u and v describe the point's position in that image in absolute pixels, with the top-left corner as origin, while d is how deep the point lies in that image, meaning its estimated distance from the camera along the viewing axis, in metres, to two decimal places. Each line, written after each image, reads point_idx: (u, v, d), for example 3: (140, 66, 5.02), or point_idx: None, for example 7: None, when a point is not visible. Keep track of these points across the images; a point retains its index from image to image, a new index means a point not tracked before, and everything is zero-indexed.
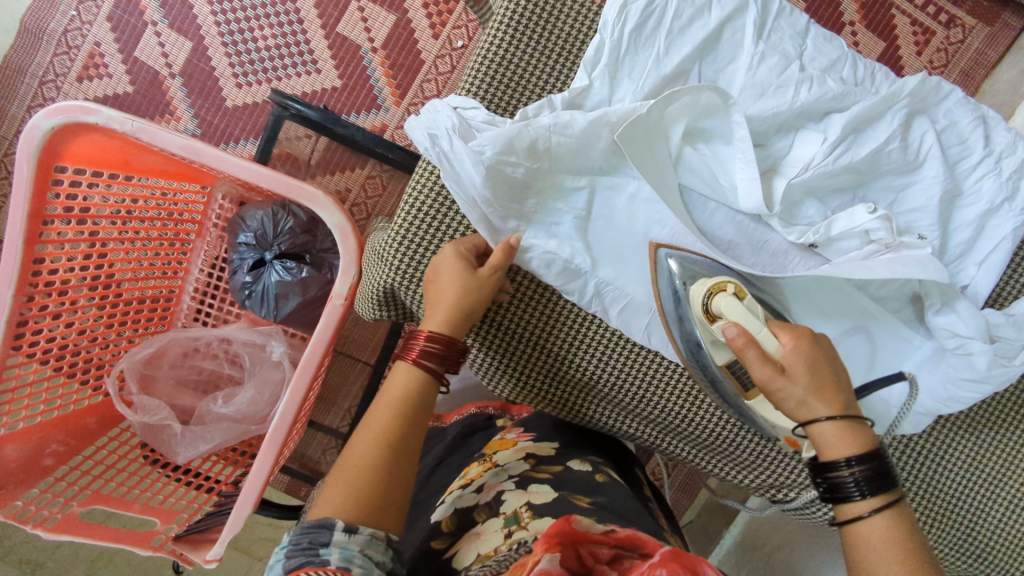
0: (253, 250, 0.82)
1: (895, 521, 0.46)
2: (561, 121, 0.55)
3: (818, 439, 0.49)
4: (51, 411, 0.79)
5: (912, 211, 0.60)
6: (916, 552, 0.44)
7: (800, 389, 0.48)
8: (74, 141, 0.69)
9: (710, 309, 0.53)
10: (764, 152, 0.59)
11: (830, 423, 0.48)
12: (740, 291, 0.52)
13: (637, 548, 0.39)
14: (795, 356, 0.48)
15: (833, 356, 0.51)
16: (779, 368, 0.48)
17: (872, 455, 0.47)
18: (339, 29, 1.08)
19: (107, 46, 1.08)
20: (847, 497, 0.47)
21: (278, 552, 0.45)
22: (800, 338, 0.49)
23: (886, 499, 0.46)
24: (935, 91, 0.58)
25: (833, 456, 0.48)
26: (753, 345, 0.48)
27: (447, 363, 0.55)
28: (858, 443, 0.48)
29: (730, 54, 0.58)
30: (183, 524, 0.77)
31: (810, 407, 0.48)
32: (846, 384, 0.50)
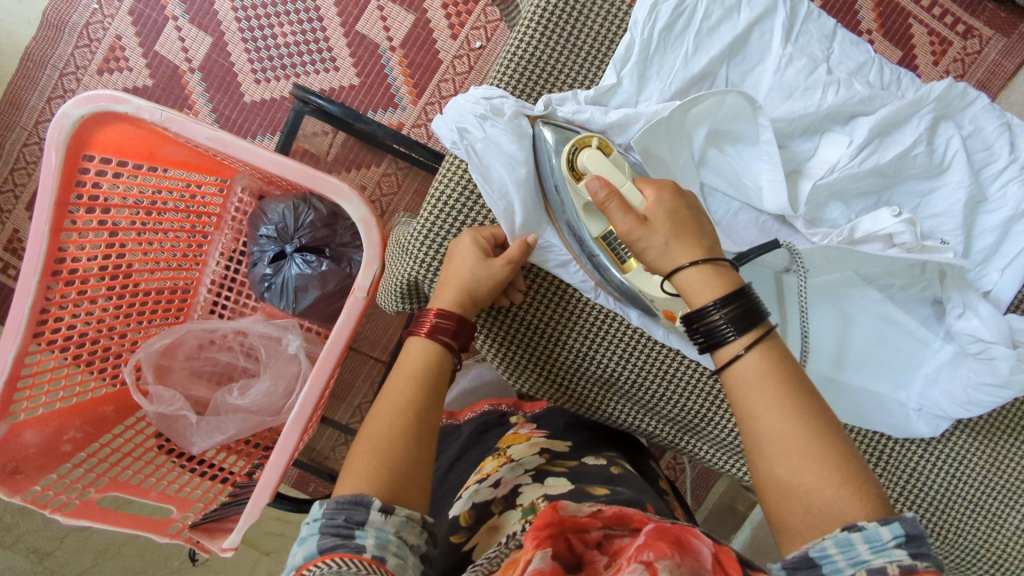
0: (274, 243, 0.83)
1: (766, 358, 0.46)
2: (581, 116, 0.57)
3: (685, 287, 0.48)
4: (70, 398, 0.80)
5: (936, 216, 0.60)
6: (789, 383, 0.46)
7: (662, 237, 0.48)
8: (101, 130, 0.70)
9: (576, 169, 0.55)
10: (788, 154, 0.59)
11: (694, 270, 0.47)
12: (604, 147, 0.55)
13: (626, 526, 0.39)
14: (655, 206, 0.49)
15: (697, 206, 0.51)
16: (639, 218, 0.48)
17: (737, 295, 0.46)
18: (359, 27, 1.08)
19: (128, 40, 1.09)
20: (722, 341, 0.47)
21: (309, 525, 0.44)
22: (661, 190, 0.50)
23: (754, 336, 0.46)
24: (961, 97, 0.58)
25: (700, 303, 0.47)
26: (614, 196, 0.49)
27: (461, 339, 0.56)
28: (725, 285, 0.47)
29: (758, 56, 0.58)
30: (199, 512, 0.78)
31: (672, 254, 0.48)
32: (709, 231, 0.50)
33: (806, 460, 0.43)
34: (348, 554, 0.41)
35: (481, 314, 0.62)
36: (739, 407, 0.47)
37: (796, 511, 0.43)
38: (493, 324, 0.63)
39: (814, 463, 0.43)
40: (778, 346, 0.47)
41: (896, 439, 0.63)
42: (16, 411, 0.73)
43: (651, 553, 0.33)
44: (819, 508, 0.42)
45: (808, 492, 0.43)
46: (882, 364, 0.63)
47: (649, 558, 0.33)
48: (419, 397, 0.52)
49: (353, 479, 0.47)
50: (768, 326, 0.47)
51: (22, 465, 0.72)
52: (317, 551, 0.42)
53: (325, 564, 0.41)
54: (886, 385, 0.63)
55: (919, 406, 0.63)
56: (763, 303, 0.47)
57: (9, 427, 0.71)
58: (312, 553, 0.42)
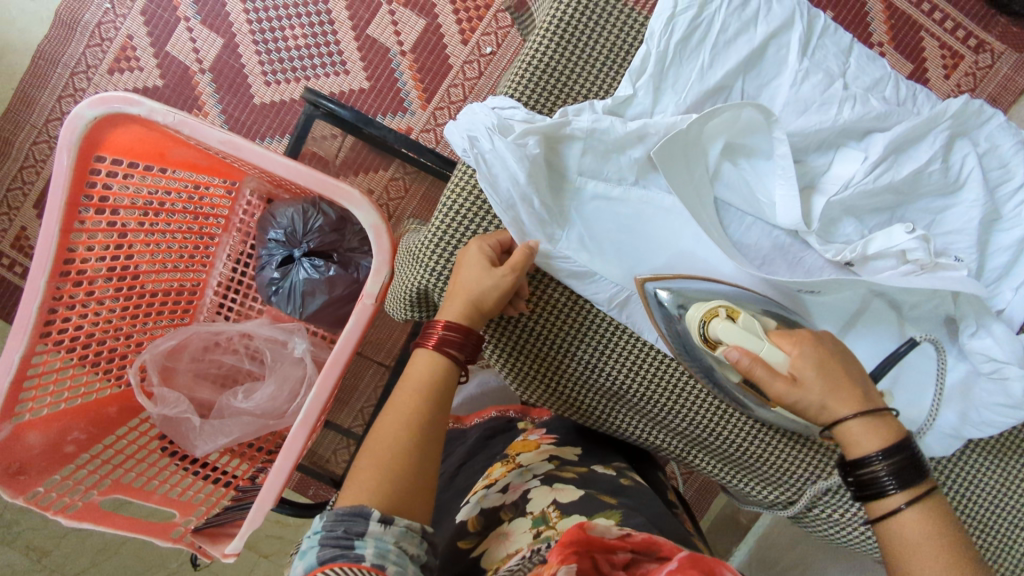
0: (283, 247, 0.83)
1: (928, 515, 0.47)
2: (600, 126, 0.56)
3: (846, 440, 0.50)
4: (74, 399, 0.80)
5: (950, 233, 0.59)
6: (951, 540, 0.46)
7: (817, 395, 0.49)
8: (114, 131, 0.69)
9: (708, 339, 0.53)
10: (802, 169, 0.59)
11: (857, 423, 0.49)
12: (731, 312, 0.52)
13: (654, 552, 0.39)
14: (802, 362, 0.49)
15: (843, 354, 0.52)
16: (789, 379, 0.49)
17: (899, 449, 0.48)
18: (370, 31, 1.09)
19: (140, 40, 1.09)
20: (881, 493, 0.48)
21: (310, 537, 0.44)
22: (804, 344, 0.50)
23: (918, 491, 0.47)
24: (977, 115, 0.58)
25: (861, 454, 0.49)
26: (759, 361, 0.49)
27: (467, 350, 0.55)
28: (885, 437, 0.49)
29: (774, 70, 0.58)
30: (202, 516, 0.78)
31: (830, 410, 0.50)
32: (862, 379, 0.51)
33: None
34: (347, 564, 0.41)
35: (488, 323, 0.62)
36: (894, 558, 0.47)
37: None
38: (500, 334, 0.63)
39: None
40: (941, 502, 0.48)
41: None
42: (22, 411, 0.73)
43: None
44: None
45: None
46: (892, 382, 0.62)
47: None
48: (423, 404, 0.52)
49: (356, 489, 0.46)
50: (931, 484, 0.47)
51: (26, 465, 0.72)
52: (317, 562, 0.42)
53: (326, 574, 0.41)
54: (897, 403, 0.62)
55: (931, 425, 0.61)
56: (926, 459, 0.48)
57: (14, 427, 0.71)
58: (312, 564, 0.42)
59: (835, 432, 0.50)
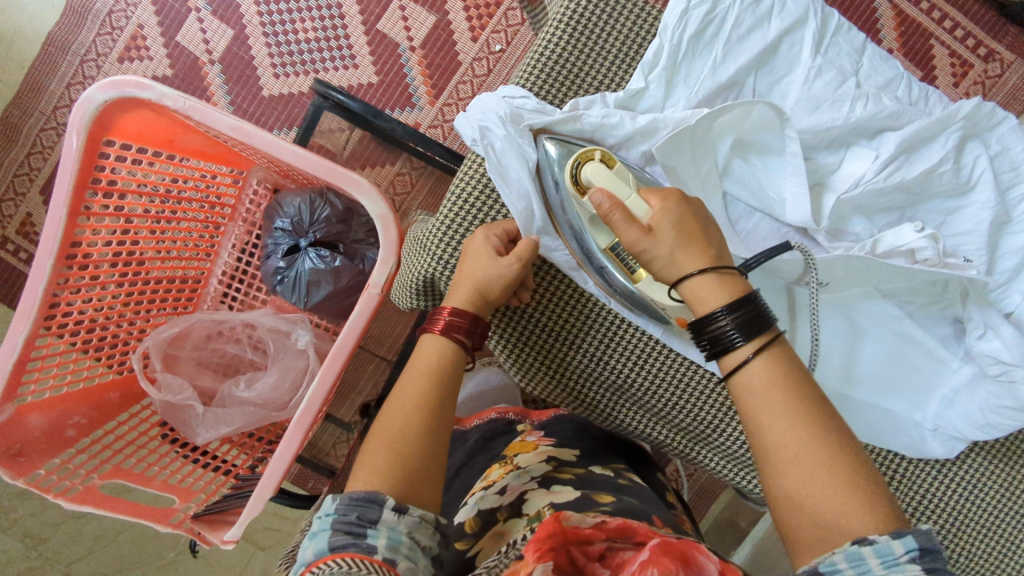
0: (289, 236, 0.83)
1: (771, 365, 0.45)
2: (609, 121, 0.56)
3: (692, 297, 0.48)
4: (77, 382, 0.80)
5: (960, 235, 0.59)
6: (793, 390, 0.44)
7: (667, 246, 0.48)
8: (124, 115, 0.70)
9: (581, 184, 0.55)
10: (812, 166, 0.59)
11: (703, 277, 0.47)
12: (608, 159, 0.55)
13: (630, 539, 0.38)
14: (661, 215, 0.49)
15: (703, 215, 0.51)
16: (644, 229, 0.49)
17: (743, 302, 0.46)
18: (379, 25, 1.09)
19: (150, 29, 1.09)
20: (729, 347, 0.46)
21: (321, 519, 0.43)
22: (665, 200, 0.50)
23: (761, 342, 0.46)
24: (989, 117, 0.57)
25: (707, 311, 0.47)
26: (618, 207, 0.49)
27: (475, 336, 0.55)
28: (731, 293, 0.47)
29: (786, 67, 0.58)
30: (200, 503, 0.78)
31: (678, 264, 0.48)
32: (716, 238, 0.50)
33: (816, 465, 0.42)
34: (359, 555, 0.40)
35: (495, 314, 0.61)
36: (745, 415, 0.46)
37: (807, 520, 0.41)
38: (506, 325, 0.62)
39: (823, 471, 0.41)
40: (788, 356, 0.46)
41: (910, 460, 0.62)
42: (24, 394, 0.72)
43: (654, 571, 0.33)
44: (829, 519, 0.40)
45: (814, 496, 0.41)
46: (898, 384, 0.62)
47: None
48: (431, 389, 0.51)
49: (364, 475, 0.46)
50: (775, 334, 0.46)
51: (25, 448, 0.71)
52: (329, 548, 0.41)
53: (337, 563, 0.40)
54: (903, 404, 0.62)
55: (934, 426, 0.62)
56: (771, 311, 0.47)
57: (15, 409, 0.70)
58: (322, 551, 0.41)
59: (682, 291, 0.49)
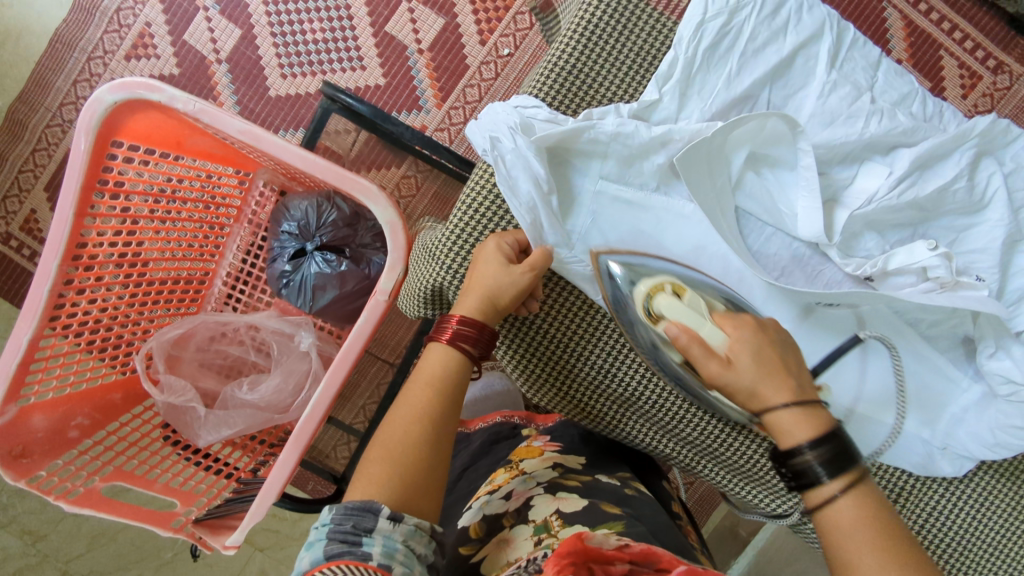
0: (296, 240, 0.83)
1: (860, 503, 0.46)
2: (624, 130, 0.56)
3: (776, 427, 0.50)
4: (80, 383, 0.79)
5: (972, 252, 0.59)
6: (881, 526, 0.46)
7: (751, 378, 0.49)
8: (132, 117, 0.69)
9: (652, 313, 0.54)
10: (826, 180, 0.58)
11: (788, 411, 0.49)
12: (678, 289, 0.54)
13: (651, 564, 0.37)
14: (738, 345, 0.50)
15: (778, 339, 0.52)
16: (723, 360, 0.50)
17: (828, 438, 0.47)
18: (388, 28, 1.08)
19: (158, 28, 1.09)
20: (814, 483, 0.47)
21: (318, 529, 0.43)
22: (744, 331, 0.51)
23: (850, 478, 0.46)
24: (1005, 134, 0.57)
25: (792, 444, 0.48)
26: (695, 342, 0.50)
27: (481, 346, 0.54)
28: (814, 427, 0.48)
29: (801, 80, 0.58)
30: (202, 508, 0.77)
31: (761, 395, 0.50)
32: (795, 366, 0.51)
33: None
34: (354, 562, 0.40)
35: (503, 322, 0.61)
36: (833, 550, 0.47)
37: None
38: (513, 335, 0.62)
39: None
40: (872, 491, 0.48)
41: (917, 477, 0.62)
42: (28, 395, 0.72)
43: None
44: None
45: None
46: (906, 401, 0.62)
47: None
48: (436, 395, 0.51)
49: (365, 483, 0.46)
50: (861, 470, 0.47)
51: (28, 448, 0.71)
52: (324, 557, 0.41)
53: (333, 570, 0.40)
54: (911, 421, 0.62)
55: (943, 445, 0.61)
56: (854, 443, 0.48)
57: (18, 411, 0.70)
58: (319, 559, 0.41)
59: (764, 419, 0.50)
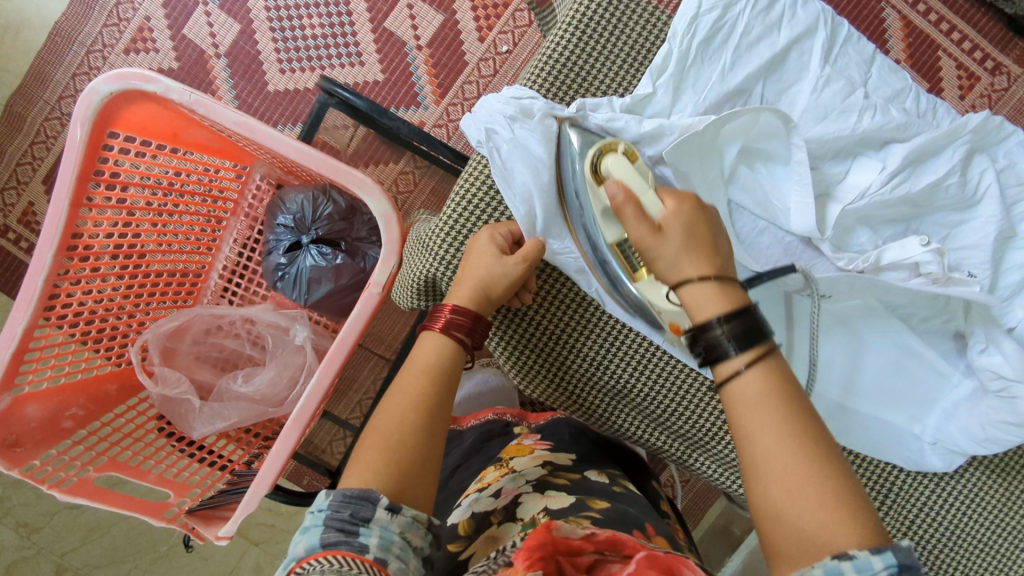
0: (291, 233, 0.83)
1: (765, 379, 0.44)
2: (615, 125, 0.56)
3: (690, 301, 0.47)
4: (75, 373, 0.79)
5: (963, 248, 0.59)
6: (786, 406, 0.43)
7: (673, 248, 0.48)
8: (128, 108, 0.69)
9: (599, 172, 0.54)
10: (819, 175, 0.58)
11: (702, 286, 0.46)
12: (631, 154, 0.54)
13: (618, 552, 0.38)
14: (673, 216, 0.49)
15: (715, 222, 0.50)
16: (653, 228, 0.49)
17: (740, 312, 0.45)
18: (387, 24, 1.08)
19: (157, 21, 1.09)
20: (722, 357, 0.45)
21: (314, 514, 0.43)
22: (683, 202, 0.50)
23: (758, 352, 0.44)
24: (997, 131, 0.57)
25: (703, 317, 0.46)
26: (631, 202, 0.50)
27: (475, 335, 0.54)
28: (728, 302, 0.46)
29: (795, 75, 0.58)
30: (195, 498, 0.77)
31: (681, 266, 0.48)
32: (725, 248, 0.49)
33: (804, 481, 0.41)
34: (350, 554, 0.40)
35: (496, 314, 0.61)
36: (735, 424, 0.45)
37: (790, 532, 0.40)
38: (506, 326, 0.62)
39: (811, 488, 0.40)
40: (783, 370, 0.45)
41: (907, 473, 0.63)
42: (21, 383, 0.72)
43: None
44: (812, 534, 0.39)
45: (801, 517, 0.40)
46: (898, 396, 0.62)
47: None
48: (428, 384, 0.51)
49: (359, 469, 0.46)
50: (771, 347, 0.45)
51: (22, 438, 0.71)
52: (320, 544, 0.41)
53: (327, 560, 0.40)
54: (902, 417, 0.62)
55: (934, 440, 0.62)
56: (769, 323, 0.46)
57: (12, 399, 0.70)
58: (315, 546, 0.41)
59: (682, 294, 0.48)
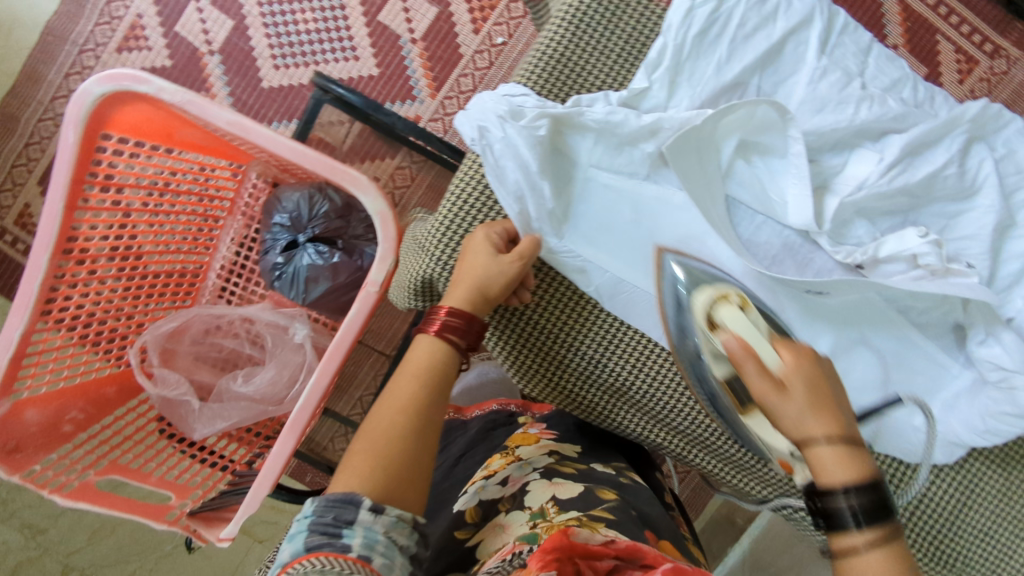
0: (287, 232, 0.83)
1: (897, 560, 0.40)
2: (614, 118, 0.55)
3: (814, 463, 0.44)
4: (74, 377, 0.79)
5: (963, 239, 0.58)
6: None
7: (795, 407, 0.44)
8: (121, 109, 0.69)
9: (712, 318, 0.52)
10: (816, 168, 0.58)
11: (828, 449, 0.43)
12: (745, 304, 0.52)
13: (638, 561, 0.37)
14: (796, 371, 0.45)
15: (833, 376, 0.46)
16: (776, 384, 0.45)
17: (869, 486, 0.41)
18: (381, 17, 1.08)
19: (149, 19, 1.08)
20: (842, 528, 0.41)
21: (299, 521, 0.43)
22: (805, 357, 0.46)
23: (888, 536, 0.40)
24: (995, 119, 0.57)
25: (829, 483, 0.42)
26: (751, 357, 0.47)
27: (469, 338, 0.54)
28: (856, 471, 0.42)
29: (791, 68, 0.57)
30: (196, 500, 0.78)
31: (806, 426, 0.44)
32: (848, 409, 0.45)
33: None
34: (333, 553, 0.40)
35: (493, 312, 0.61)
36: None
37: None
38: (504, 324, 0.62)
39: None
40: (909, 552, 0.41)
41: (908, 464, 0.62)
42: (21, 388, 0.72)
43: None
44: None
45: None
46: (900, 389, 0.62)
47: None
48: (420, 387, 0.51)
49: (349, 474, 0.46)
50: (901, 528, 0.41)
51: (22, 443, 0.71)
52: (304, 548, 0.41)
53: (313, 562, 0.40)
54: (902, 409, 0.62)
55: (934, 431, 0.61)
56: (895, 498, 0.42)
57: (12, 404, 0.70)
58: (299, 551, 0.41)
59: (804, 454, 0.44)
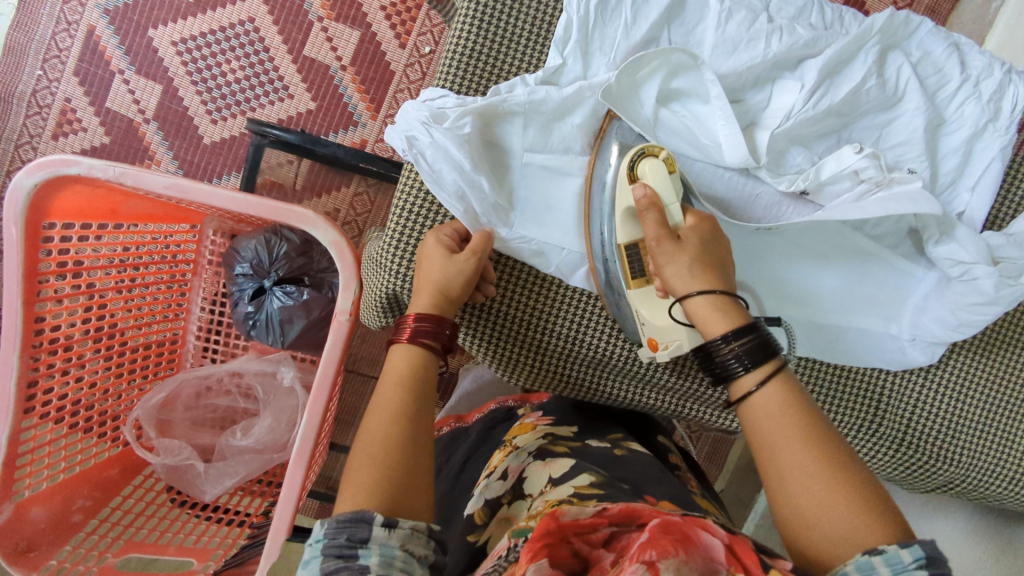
0: (251, 279, 0.83)
1: (782, 391, 0.46)
2: (536, 97, 0.56)
3: (694, 316, 0.49)
4: (73, 467, 0.78)
5: (898, 145, 0.60)
6: (803, 414, 0.45)
7: (688, 260, 0.49)
8: (59, 196, 0.69)
9: (634, 172, 0.54)
10: (742, 107, 0.59)
11: (707, 300, 0.48)
12: (670, 160, 0.54)
13: (634, 522, 0.36)
14: (691, 230, 0.50)
15: (724, 245, 0.52)
16: (673, 238, 0.50)
17: (748, 329, 0.47)
18: (306, 51, 1.07)
19: (78, 101, 1.07)
20: (734, 375, 0.47)
21: (312, 546, 0.43)
22: (704, 221, 0.51)
23: (769, 370, 0.46)
24: (905, 25, 0.58)
25: (713, 334, 0.48)
26: (654, 207, 0.51)
27: (443, 339, 0.55)
28: (733, 317, 0.48)
29: (697, 15, 0.58)
30: (219, 560, 0.77)
31: (694, 281, 0.49)
32: (728, 269, 0.51)
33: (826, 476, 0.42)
34: None
35: (459, 312, 0.62)
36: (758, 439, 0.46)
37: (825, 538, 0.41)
38: (474, 321, 0.63)
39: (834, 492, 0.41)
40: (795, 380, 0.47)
41: (894, 372, 0.64)
42: (21, 489, 0.71)
43: (654, 552, 0.32)
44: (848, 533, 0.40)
45: (832, 523, 0.41)
46: (868, 301, 0.63)
47: (652, 559, 0.32)
48: (400, 396, 0.51)
49: (347, 492, 0.46)
50: (782, 360, 0.47)
51: (33, 542, 0.70)
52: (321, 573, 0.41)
53: None
54: (878, 321, 0.64)
55: (912, 336, 0.63)
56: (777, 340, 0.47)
57: (15, 507, 0.69)
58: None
59: (686, 310, 0.50)
